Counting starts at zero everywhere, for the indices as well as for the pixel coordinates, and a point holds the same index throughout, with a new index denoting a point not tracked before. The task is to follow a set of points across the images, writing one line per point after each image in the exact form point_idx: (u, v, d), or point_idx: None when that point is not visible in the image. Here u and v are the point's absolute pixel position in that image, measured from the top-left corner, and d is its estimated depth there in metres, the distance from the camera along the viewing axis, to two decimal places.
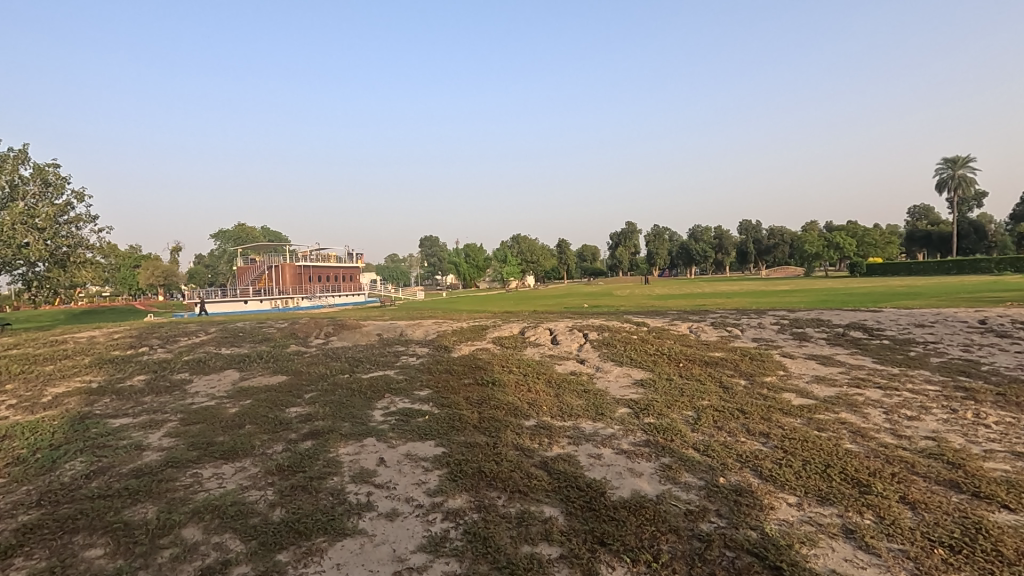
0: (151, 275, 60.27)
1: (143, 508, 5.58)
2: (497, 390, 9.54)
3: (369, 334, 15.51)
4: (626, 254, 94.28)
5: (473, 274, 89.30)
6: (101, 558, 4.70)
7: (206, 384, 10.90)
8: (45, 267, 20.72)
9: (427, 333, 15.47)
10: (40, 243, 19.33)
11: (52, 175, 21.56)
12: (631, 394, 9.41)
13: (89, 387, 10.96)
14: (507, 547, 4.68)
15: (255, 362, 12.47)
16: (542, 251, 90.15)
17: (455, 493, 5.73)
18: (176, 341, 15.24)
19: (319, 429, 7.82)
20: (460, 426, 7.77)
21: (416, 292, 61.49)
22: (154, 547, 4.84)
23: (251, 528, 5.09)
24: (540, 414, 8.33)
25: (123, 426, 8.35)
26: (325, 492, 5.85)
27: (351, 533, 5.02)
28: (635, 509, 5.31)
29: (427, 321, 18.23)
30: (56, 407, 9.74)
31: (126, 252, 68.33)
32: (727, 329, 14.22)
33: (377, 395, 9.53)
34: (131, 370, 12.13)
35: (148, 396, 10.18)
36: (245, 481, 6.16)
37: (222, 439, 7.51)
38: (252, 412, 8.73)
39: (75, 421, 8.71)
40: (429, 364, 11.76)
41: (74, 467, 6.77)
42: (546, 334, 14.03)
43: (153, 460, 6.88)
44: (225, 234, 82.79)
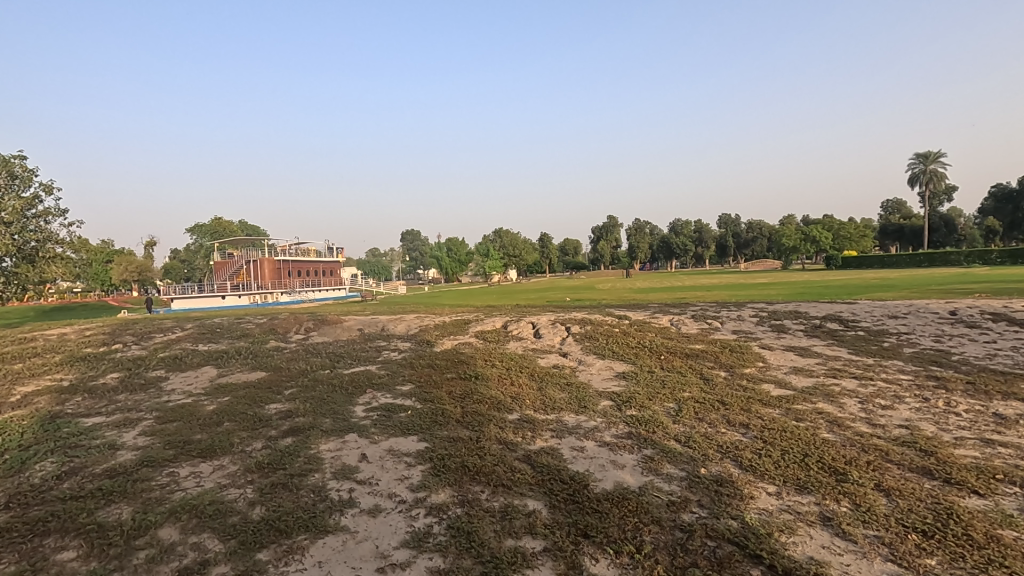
0: (127, 271, 59.06)
1: (118, 509, 5.45)
2: (480, 384, 9.54)
3: (350, 329, 15.35)
4: (607, 248, 95.16)
5: (455, 267, 89.85)
6: (73, 561, 4.57)
7: (183, 381, 10.69)
8: (13, 263, 20.21)
9: (409, 328, 15.35)
10: (7, 238, 18.91)
11: (19, 167, 21.00)
12: (614, 387, 9.49)
13: (60, 385, 10.67)
14: (491, 541, 4.68)
15: (233, 358, 12.25)
16: (525, 245, 90.23)
17: (438, 488, 5.70)
18: (151, 338, 14.93)
19: (299, 426, 7.71)
20: (443, 421, 7.73)
21: (398, 286, 61.08)
22: (129, 548, 4.72)
23: (230, 527, 5.00)
24: (523, 408, 8.34)
25: (96, 426, 8.14)
26: (306, 489, 5.78)
27: (333, 530, 4.96)
28: (619, 501, 5.34)
29: (409, 315, 18.06)
30: (25, 406, 9.45)
31: (97, 247, 66.71)
32: (707, 321, 14.40)
33: (359, 391, 9.44)
34: (105, 368, 11.84)
35: (122, 394, 9.95)
36: (223, 480, 6.05)
37: (199, 437, 7.36)
38: (230, 409, 8.57)
39: (46, 421, 8.46)
40: (412, 359, 11.67)
41: (43, 468, 6.56)
42: (529, 328, 14.05)
43: (128, 459, 6.72)
44: (201, 228, 81.23)
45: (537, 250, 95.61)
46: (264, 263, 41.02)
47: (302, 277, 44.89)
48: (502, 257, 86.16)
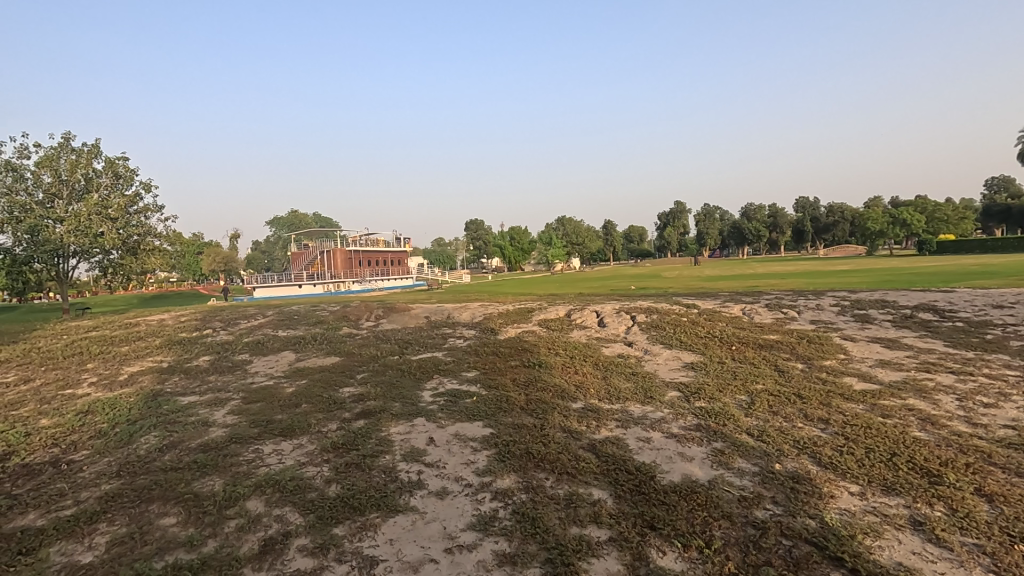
0: (215, 262, 63.70)
1: (211, 480, 5.92)
2: (544, 372, 9.57)
3: (417, 317, 15.81)
4: (674, 235, 92.38)
5: (518, 256, 91.93)
6: (174, 527, 5.01)
7: (265, 365, 11.43)
8: (119, 255, 23.34)
9: (474, 316, 15.59)
10: (112, 233, 22.20)
11: (122, 168, 24.16)
12: (681, 377, 9.23)
13: (160, 366, 11.71)
14: (556, 528, 4.70)
15: (310, 343, 12.95)
16: (588, 232, 89.31)
17: (504, 473, 5.79)
18: (236, 324, 16.01)
19: (371, 409, 8.05)
20: (507, 407, 7.82)
21: (462, 275, 62.03)
22: (221, 517, 5.12)
23: (309, 503, 5.31)
24: (587, 397, 8.28)
25: (191, 404, 8.87)
26: (377, 470, 6.03)
27: (403, 509, 5.16)
28: (687, 494, 5.21)
29: (474, 304, 18.36)
30: (131, 384, 10.46)
31: (189, 240, 72.27)
32: (783, 310, 13.69)
33: (426, 376, 9.72)
34: (197, 351, 12.86)
35: (213, 375, 10.78)
36: (302, 458, 6.42)
37: (280, 417, 7.85)
38: (308, 391, 9.08)
39: (149, 398, 9.31)
40: (477, 346, 11.87)
41: (147, 441, 7.23)
42: (593, 317, 13.90)
43: (218, 436, 7.27)
44: (280, 221, 85.97)
45: (601, 237, 94.41)
46: (337, 253, 43.01)
47: (372, 266, 46.68)
48: (565, 245, 85.75)
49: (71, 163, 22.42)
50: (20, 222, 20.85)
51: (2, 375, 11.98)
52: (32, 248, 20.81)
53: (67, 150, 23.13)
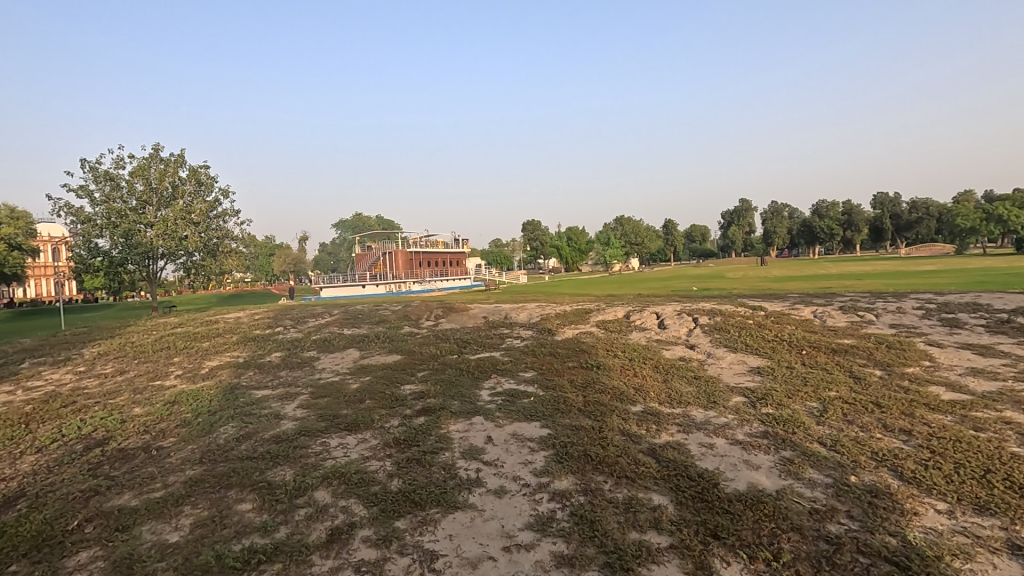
0: (286, 263, 67.11)
1: (283, 470, 6.25)
2: (602, 374, 9.47)
3: (476, 317, 16.03)
4: (739, 234, 88.93)
5: (577, 257, 92.04)
6: (250, 512, 5.33)
7: (332, 361, 11.94)
8: (201, 257, 25.08)
9: (531, 316, 15.62)
10: (195, 236, 23.86)
11: (204, 176, 25.94)
12: (746, 382, 8.87)
13: (237, 361, 12.49)
14: (614, 532, 4.64)
15: (373, 341, 13.41)
16: (648, 232, 87.41)
17: (561, 474, 5.77)
18: (305, 322, 16.81)
19: (431, 407, 8.24)
20: (565, 408, 7.79)
21: (519, 276, 62.08)
22: (292, 505, 5.40)
23: (372, 495, 5.50)
24: (647, 400, 8.11)
25: (265, 397, 9.40)
26: (437, 466, 6.16)
27: (462, 506, 5.24)
28: (754, 504, 5.00)
29: (531, 304, 18.37)
30: (211, 378, 11.22)
31: (263, 242, 76.57)
32: (859, 313, 12.86)
33: (484, 376, 9.85)
34: (270, 347, 13.61)
35: (284, 370, 11.39)
36: (366, 452, 6.66)
37: (346, 412, 8.17)
38: (371, 388, 9.42)
39: (228, 391, 9.95)
40: (534, 347, 11.89)
41: (225, 431, 7.71)
42: (653, 318, 13.60)
43: (289, 428, 7.66)
44: (345, 223, 89.45)
45: (661, 237, 92.20)
46: (399, 254, 44.28)
47: (432, 267, 47.71)
48: (623, 245, 84.34)
49: (160, 172, 24.31)
50: (116, 227, 22.84)
51: (101, 366, 13.14)
52: (127, 251, 22.77)
53: (157, 160, 25.08)
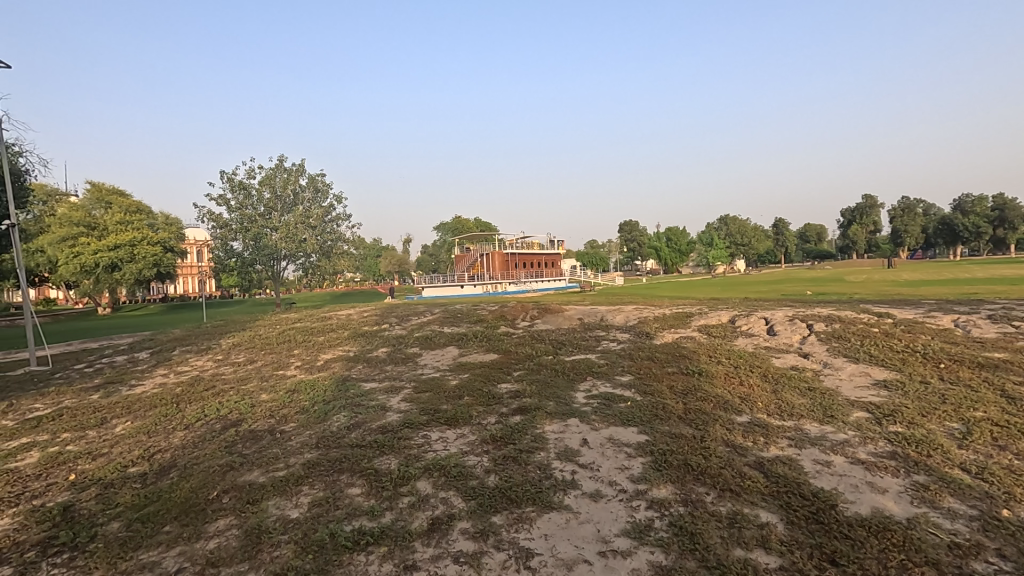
0: (391, 263, 71.22)
1: (388, 459, 6.64)
2: (704, 381, 9.03)
3: (571, 319, 15.98)
4: (861, 233, 81.11)
5: (676, 258, 88.91)
6: (359, 497, 5.72)
7: (433, 358, 12.48)
8: (317, 258, 27.32)
9: (628, 319, 15.31)
10: (313, 239, 26.04)
11: (321, 183, 28.26)
12: (870, 397, 8.06)
13: (348, 355, 13.46)
14: (717, 547, 4.42)
15: (471, 340, 13.83)
16: (756, 232, 82.15)
17: (660, 483, 5.59)
18: (408, 319, 17.74)
19: (527, 406, 8.34)
20: (664, 415, 7.54)
21: (616, 278, 60.86)
22: (397, 493, 5.71)
23: (470, 489, 5.68)
24: (754, 411, 7.63)
25: (372, 389, 10.05)
26: (533, 465, 6.23)
27: (557, 507, 5.26)
28: (879, 531, 4.53)
29: (628, 306, 17.98)
30: (326, 369, 12.18)
31: (371, 244, 81.78)
32: (1014, 323, 11.18)
33: (579, 378, 9.80)
34: (377, 343, 14.51)
35: (389, 365, 12.09)
36: (465, 447, 6.89)
37: (446, 407, 8.50)
38: (470, 385, 9.72)
39: (340, 382, 10.77)
40: (631, 350, 11.63)
41: (338, 419, 8.34)
42: (761, 324, 12.77)
43: (394, 420, 8.12)
44: (445, 225, 93.03)
45: (771, 237, 86.30)
46: (496, 256, 45.30)
47: (528, 268, 48.25)
48: (728, 246, 79.97)
49: (284, 181, 26.86)
50: (248, 231, 25.54)
51: (236, 355, 14.76)
52: (256, 252, 25.42)
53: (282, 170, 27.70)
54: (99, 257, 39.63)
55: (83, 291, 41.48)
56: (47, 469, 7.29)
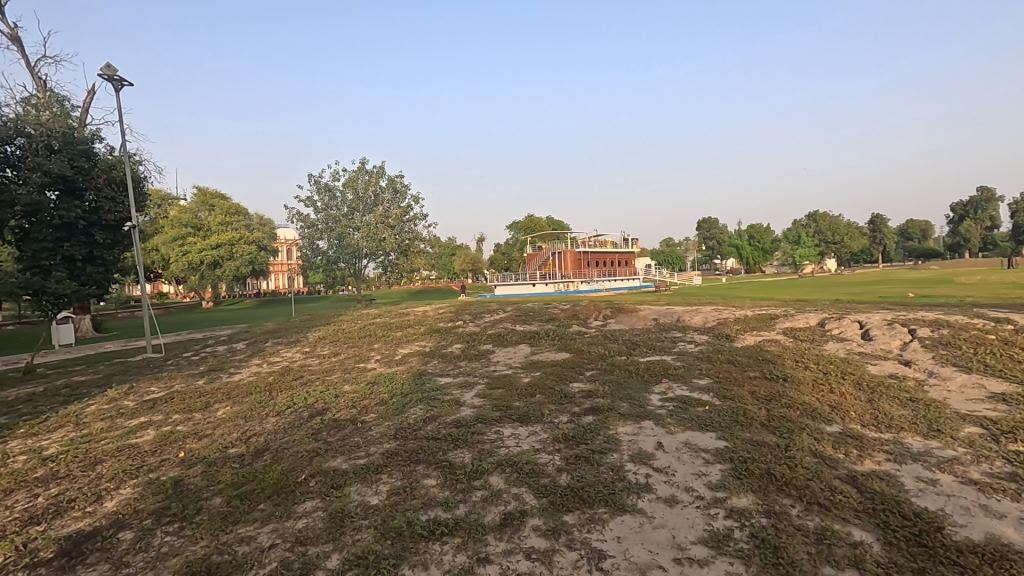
0: (465, 262, 72.79)
1: (462, 453, 6.80)
2: (790, 387, 8.53)
3: (646, 319, 15.62)
4: (974, 229, 73.36)
5: (760, 254, 84.80)
6: (434, 488, 5.90)
7: (505, 355, 12.63)
8: (395, 256, 28.43)
9: (706, 320, 14.74)
10: (391, 238, 27.11)
11: (400, 184, 29.31)
12: (985, 411, 7.27)
13: (424, 350, 13.91)
14: (803, 563, 4.17)
15: (543, 338, 13.86)
16: (849, 229, 76.41)
17: (740, 492, 5.35)
18: (481, 317, 18.06)
19: (599, 406, 8.25)
20: (745, 421, 7.20)
21: (692, 278, 58.73)
22: (470, 486, 5.84)
23: (543, 487, 5.70)
24: (847, 421, 7.11)
25: (447, 384, 10.33)
26: (605, 466, 6.16)
27: (631, 510, 5.17)
28: (995, 561, 4.09)
29: (707, 307, 17.29)
30: (404, 363, 12.66)
31: (446, 242, 83.90)
32: None
33: (654, 380, 9.55)
34: (451, 339, 14.89)
35: (464, 361, 12.38)
36: (537, 444, 6.92)
37: (518, 404, 8.58)
38: (542, 383, 9.75)
39: (417, 376, 11.15)
40: (710, 352, 11.20)
41: (415, 412, 8.65)
42: (855, 328, 11.86)
43: (468, 414, 8.31)
44: (517, 224, 93.69)
45: (867, 235, 79.96)
46: (568, 254, 45.10)
47: (601, 267, 47.65)
48: (817, 243, 74.95)
49: (366, 183, 28.16)
50: (333, 231, 27.03)
51: (322, 348, 15.68)
52: (340, 251, 26.83)
53: (364, 173, 29.01)
54: (204, 255, 43.38)
55: (190, 286, 45.60)
56: (161, 446, 8.09)
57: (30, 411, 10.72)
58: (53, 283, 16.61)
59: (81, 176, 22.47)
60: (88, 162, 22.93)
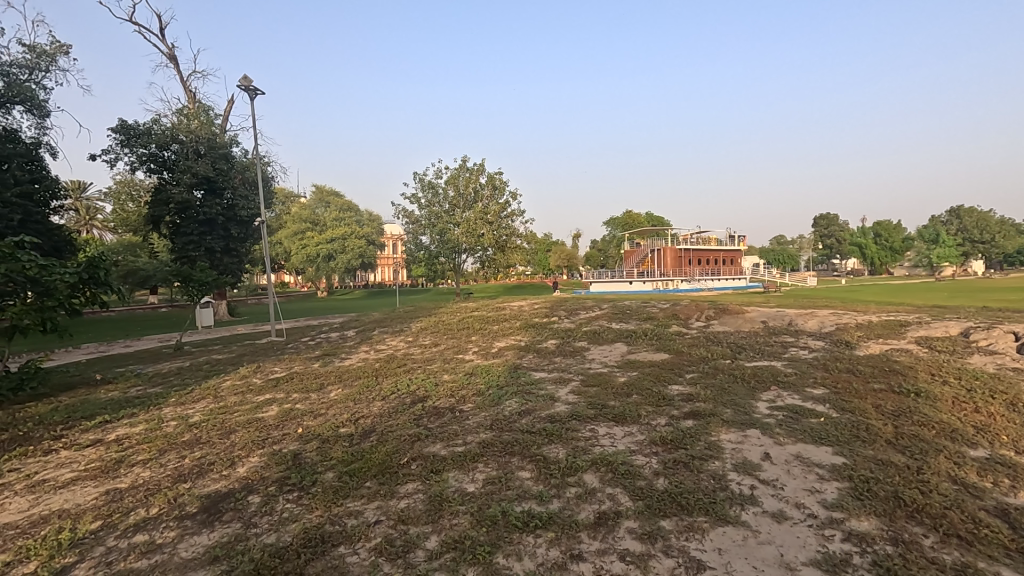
0: (560, 258, 72.68)
1: (557, 448, 6.82)
2: (923, 403, 7.63)
3: (752, 321, 14.69)
4: None
5: (886, 256, 77.15)
6: (529, 480, 5.98)
7: (601, 353, 12.48)
8: (493, 252, 29.07)
9: (823, 325, 13.56)
10: (489, 234, 27.73)
11: (499, 181, 29.78)
12: None
13: (519, 344, 14.11)
14: None
15: (640, 338, 13.51)
16: (1002, 226, 66.67)
17: (861, 514, 4.87)
18: (577, 314, 17.96)
19: (700, 411, 7.90)
20: (868, 437, 6.55)
21: (806, 279, 54.47)
22: (564, 482, 5.86)
23: (638, 489, 5.57)
24: (996, 446, 6.23)
25: (542, 379, 10.41)
26: (706, 474, 5.89)
27: (733, 521, 4.91)
28: None
29: (824, 310, 15.88)
30: (500, 356, 12.94)
31: (541, 238, 84.43)
32: None
33: (762, 387, 8.95)
34: (546, 335, 14.97)
35: (559, 357, 12.41)
36: (632, 445, 6.78)
37: (614, 404, 8.45)
38: (638, 383, 9.52)
39: (512, 370, 11.35)
40: (826, 360, 10.30)
41: (510, 404, 8.81)
42: (1008, 341, 10.32)
43: (562, 410, 8.32)
44: (615, 220, 91.96)
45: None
46: (668, 252, 43.51)
47: (703, 265, 45.51)
48: (960, 242, 66.14)
49: (466, 180, 28.99)
50: (435, 227, 28.22)
51: (423, 338, 16.45)
52: (441, 246, 27.97)
53: (466, 170, 29.84)
54: (320, 249, 47.04)
55: (308, 277, 49.72)
56: (283, 421, 8.94)
57: (179, 383, 12.29)
58: (198, 271, 18.84)
59: (222, 177, 25.17)
60: (227, 164, 25.68)
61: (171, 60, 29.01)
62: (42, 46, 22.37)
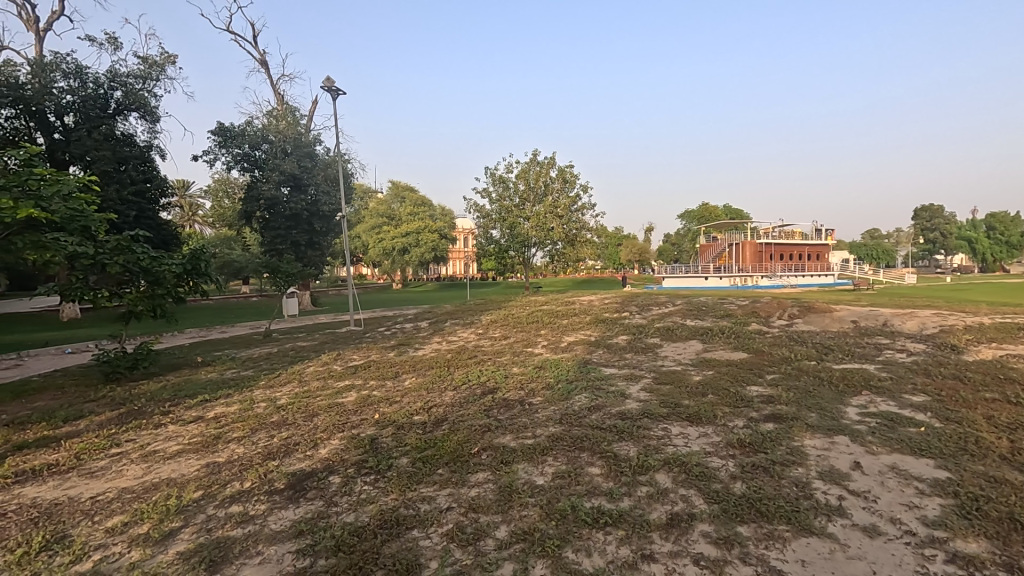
0: (632, 253, 71.12)
1: (627, 445, 6.70)
2: None
3: (841, 321, 13.72)
4: None
5: (1001, 252, 69.47)
6: (598, 477, 5.92)
7: (674, 350, 12.12)
8: (563, 245, 28.92)
9: (924, 327, 12.43)
10: (559, 228, 27.58)
11: (569, 175, 29.46)
12: None
13: (589, 339, 13.98)
14: None
15: (716, 336, 12.99)
16: None
17: (968, 535, 4.43)
18: (649, 309, 17.53)
19: (782, 414, 7.48)
20: (977, 451, 5.94)
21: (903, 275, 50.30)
22: (635, 480, 5.74)
23: (714, 492, 5.37)
24: None
25: (613, 375, 10.26)
26: (788, 480, 5.58)
27: (819, 533, 4.62)
28: None
29: (925, 310, 14.53)
30: (570, 351, 12.88)
31: (613, 231, 83.01)
32: None
33: (852, 391, 8.33)
34: (617, 330, 14.73)
35: (629, 353, 12.18)
36: (708, 447, 6.53)
37: (688, 403, 8.18)
38: (714, 382, 9.16)
39: (581, 365, 11.27)
40: (928, 365, 9.43)
41: (579, 400, 8.74)
42: None
43: (633, 408, 8.15)
44: (690, 213, 88.78)
45: None
46: (747, 246, 41.43)
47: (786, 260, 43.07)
48: None
49: (537, 173, 28.98)
50: (505, 221, 28.44)
51: (493, 330, 16.67)
52: (511, 240, 28.23)
53: (536, 163, 29.79)
54: (395, 242, 48.72)
55: (384, 269, 51.74)
56: (362, 407, 9.38)
57: (269, 367, 13.21)
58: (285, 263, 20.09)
59: (306, 174, 26.65)
60: (311, 162, 27.17)
61: (262, 65, 30.97)
62: (153, 57, 24.55)
